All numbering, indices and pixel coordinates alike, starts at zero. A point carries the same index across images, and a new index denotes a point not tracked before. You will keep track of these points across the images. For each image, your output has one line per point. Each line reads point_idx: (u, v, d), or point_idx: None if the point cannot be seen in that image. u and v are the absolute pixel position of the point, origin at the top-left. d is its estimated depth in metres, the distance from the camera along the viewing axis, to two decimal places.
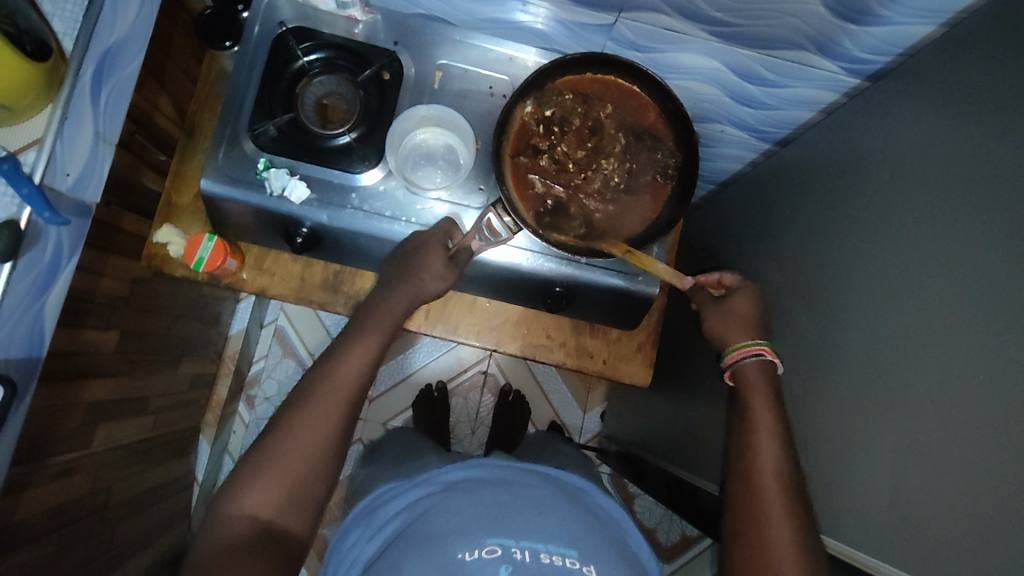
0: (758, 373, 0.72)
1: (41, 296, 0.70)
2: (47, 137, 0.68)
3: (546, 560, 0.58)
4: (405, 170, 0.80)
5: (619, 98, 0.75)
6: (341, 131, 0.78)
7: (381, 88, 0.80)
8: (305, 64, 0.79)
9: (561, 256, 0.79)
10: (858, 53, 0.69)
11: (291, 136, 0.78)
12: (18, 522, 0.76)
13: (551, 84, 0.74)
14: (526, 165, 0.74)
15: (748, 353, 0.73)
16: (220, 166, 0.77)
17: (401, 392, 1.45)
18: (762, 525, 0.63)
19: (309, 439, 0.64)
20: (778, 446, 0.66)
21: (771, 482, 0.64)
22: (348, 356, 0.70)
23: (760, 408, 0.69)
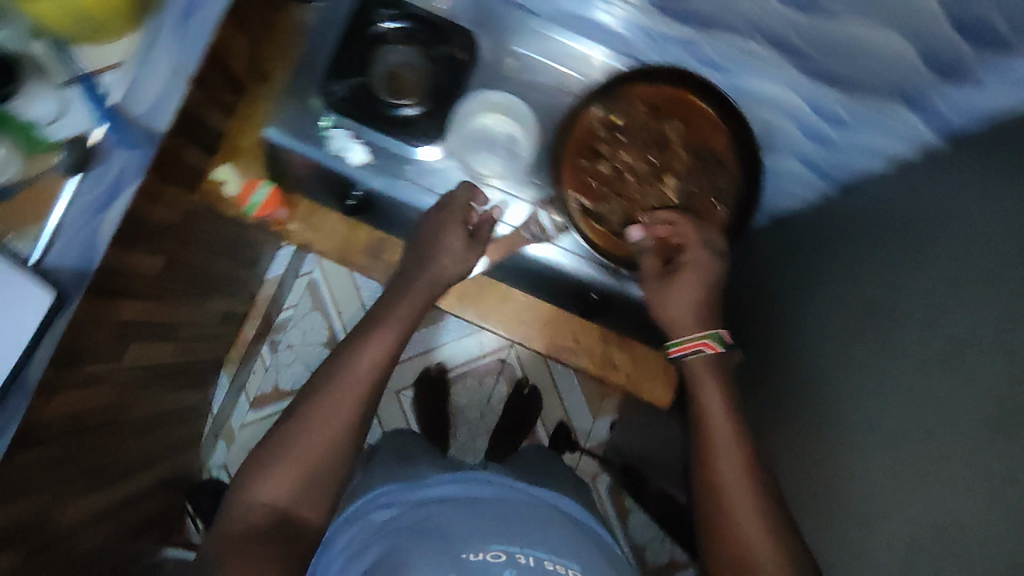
0: (706, 369, 0.69)
1: (99, 214, 0.70)
2: (128, 62, 0.70)
3: (548, 566, 0.68)
4: (465, 152, 0.82)
5: (689, 117, 0.74)
6: (407, 104, 0.78)
7: (455, 67, 0.79)
8: (383, 31, 0.78)
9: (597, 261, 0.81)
10: (947, 112, 0.67)
11: (359, 100, 0.77)
12: (56, 423, 0.83)
13: (624, 92, 0.74)
14: (586, 168, 0.73)
15: (693, 349, 0.68)
16: None
17: (421, 365, 1.47)
18: (735, 532, 0.61)
19: (331, 418, 0.68)
20: (745, 465, 0.64)
21: (744, 484, 0.63)
22: (370, 335, 0.73)
23: (708, 392, 0.68)
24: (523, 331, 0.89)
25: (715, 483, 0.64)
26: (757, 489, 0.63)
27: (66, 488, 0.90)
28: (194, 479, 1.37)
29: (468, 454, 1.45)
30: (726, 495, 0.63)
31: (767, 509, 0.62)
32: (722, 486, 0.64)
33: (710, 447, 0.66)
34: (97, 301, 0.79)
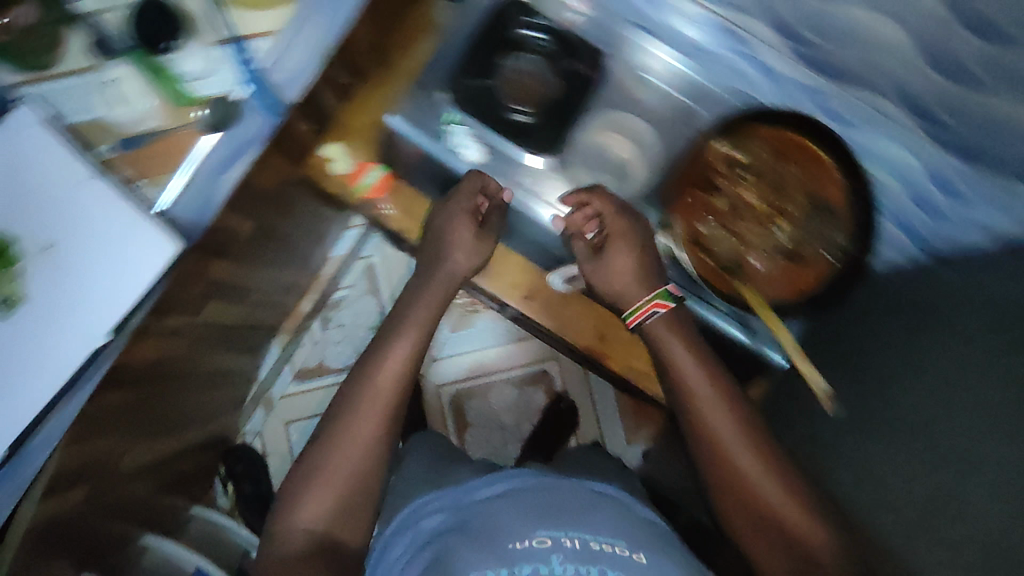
0: (668, 328, 0.71)
1: (225, 171, 0.70)
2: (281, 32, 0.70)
3: (595, 547, 0.66)
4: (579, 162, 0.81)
5: (809, 164, 0.73)
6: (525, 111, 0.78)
7: (574, 82, 0.79)
8: (520, 39, 0.80)
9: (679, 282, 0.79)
10: None
11: (483, 99, 0.79)
12: (140, 375, 0.84)
13: (752, 130, 0.74)
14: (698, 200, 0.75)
15: (647, 314, 0.71)
16: (412, 108, 0.79)
17: (464, 364, 1.48)
18: (758, 501, 0.63)
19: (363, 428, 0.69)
20: (732, 415, 0.66)
21: (751, 456, 0.64)
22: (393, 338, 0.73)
23: (680, 358, 0.69)
24: (599, 349, 0.87)
25: (710, 441, 0.66)
26: (748, 434, 0.66)
27: (131, 433, 0.92)
28: (230, 442, 1.38)
29: (499, 460, 1.46)
30: (738, 470, 0.64)
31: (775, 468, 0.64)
32: (732, 460, 0.65)
33: (709, 425, 0.67)
34: (198, 257, 0.80)
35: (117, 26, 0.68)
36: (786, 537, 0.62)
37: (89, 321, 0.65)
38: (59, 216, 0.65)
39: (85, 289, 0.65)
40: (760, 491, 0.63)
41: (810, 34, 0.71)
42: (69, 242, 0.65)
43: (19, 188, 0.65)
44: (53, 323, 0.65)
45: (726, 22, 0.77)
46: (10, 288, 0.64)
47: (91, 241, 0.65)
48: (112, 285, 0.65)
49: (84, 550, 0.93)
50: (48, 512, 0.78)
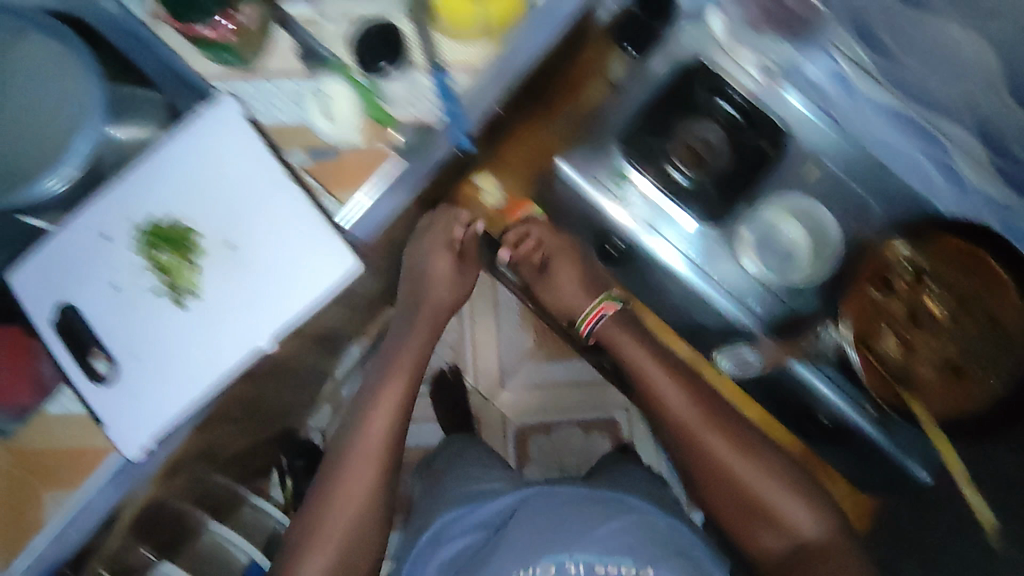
0: (619, 326, 0.79)
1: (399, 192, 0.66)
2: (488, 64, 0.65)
3: (600, 569, 0.71)
4: (747, 238, 0.80)
5: (993, 284, 0.65)
6: (687, 172, 0.79)
7: (760, 158, 0.78)
8: (712, 105, 0.78)
9: (818, 362, 0.79)
10: None
11: (656, 158, 0.79)
12: (265, 375, 0.83)
13: (937, 237, 0.70)
14: (875, 298, 0.73)
15: (596, 319, 0.79)
16: (590, 159, 0.83)
17: (534, 394, 1.45)
18: (761, 502, 0.72)
19: (351, 492, 0.73)
20: (713, 429, 0.73)
21: (749, 470, 0.73)
22: (386, 387, 0.77)
23: (663, 387, 0.76)
24: None
25: (705, 462, 0.73)
26: (733, 439, 0.74)
27: (239, 426, 0.90)
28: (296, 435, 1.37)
29: None
30: (736, 480, 0.73)
31: (766, 470, 0.74)
32: (730, 474, 0.73)
33: (694, 440, 0.74)
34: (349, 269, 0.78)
35: (334, 40, 0.65)
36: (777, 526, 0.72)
37: (254, 328, 0.61)
38: (250, 218, 0.63)
39: (258, 296, 0.62)
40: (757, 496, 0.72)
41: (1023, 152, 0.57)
42: (253, 244, 0.63)
43: (218, 181, 0.63)
44: (217, 319, 0.62)
45: (910, 118, 0.68)
46: (191, 277, 0.62)
47: (276, 249, 0.63)
48: (285, 297, 0.62)
49: (166, 536, 0.92)
50: (158, 498, 0.76)
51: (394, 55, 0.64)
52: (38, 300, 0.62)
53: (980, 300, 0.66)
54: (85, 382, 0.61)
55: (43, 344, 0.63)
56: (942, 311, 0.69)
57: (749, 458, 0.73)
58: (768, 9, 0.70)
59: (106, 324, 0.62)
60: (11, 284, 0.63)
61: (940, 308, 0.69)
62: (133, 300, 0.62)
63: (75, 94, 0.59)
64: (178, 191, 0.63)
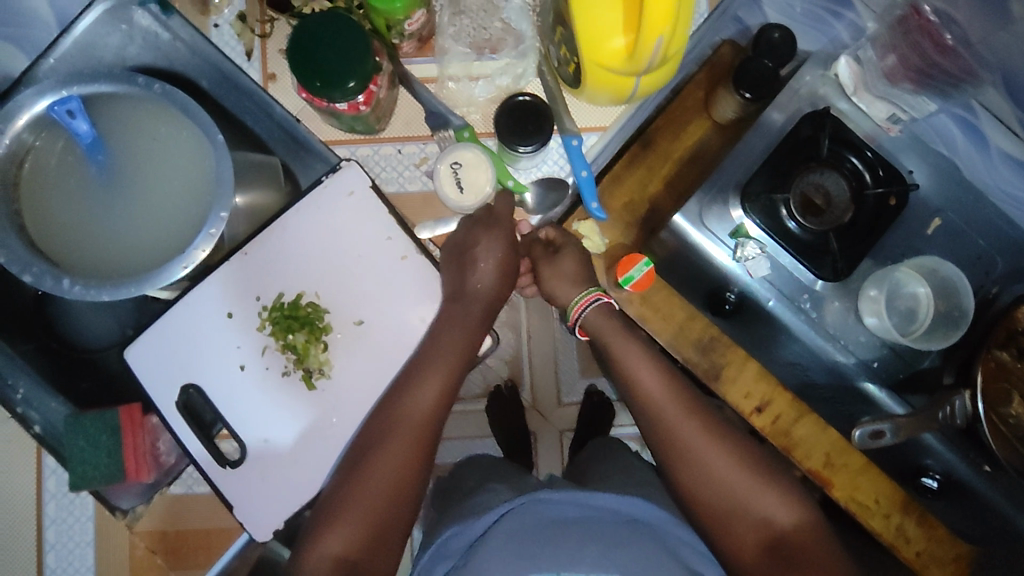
0: (605, 314, 0.68)
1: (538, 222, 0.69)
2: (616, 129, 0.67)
3: None
4: (869, 297, 0.74)
5: None
6: (795, 217, 0.72)
7: (881, 211, 0.73)
8: (826, 155, 0.73)
9: (944, 430, 0.75)
10: None
11: (773, 211, 0.72)
12: None
13: None
14: (1003, 360, 0.70)
15: (590, 302, 0.67)
16: (701, 204, 0.76)
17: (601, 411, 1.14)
18: (736, 505, 0.60)
19: (378, 473, 0.54)
20: (690, 415, 0.62)
21: (716, 454, 0.61)
22: (440, 356, 0.58)
23: (629, 358, 0.65)
24: (822, 474, 0.81)
25: (691, 465, 0.61)
26: (700, 416, 0.63)
27: None
28: None
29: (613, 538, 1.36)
30: (708, 477, 0.60)
31: (735, 455, 0.61)
32: (696, 461, 0.61)
33: (679, 432, 0.62)
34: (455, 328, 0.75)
35: (457, 101, 0.66)
36: (779, 547, 0.58)
37: None
38: (375, 294, 0.61)
39: (386, 374, 0.60)
40: (737, 486, 0.60)
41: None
42: (382, 321, 0.61)
43: (345, 255, 0.61)
44: (342, 406, 0.59)
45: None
46: (318, 356, 0.59)
47: (400, 331, 0.60)
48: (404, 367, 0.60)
49: None
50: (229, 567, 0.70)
51: (529, 132, 0.60)
52: (160, 382, 0.59)
53: None
54: (214, 465, 0.58)
55: (162, 420, 0.60)
56: None
57: (665, 413, 0.63)
58: (912, 62, 0.66)
59: (229, 405, 0.59)
60: (126, 358, 0.60)
61: None
62: (260, 380, 0.59)
63: (197, 165, 0.57)
64: (305, 265, 0.60)
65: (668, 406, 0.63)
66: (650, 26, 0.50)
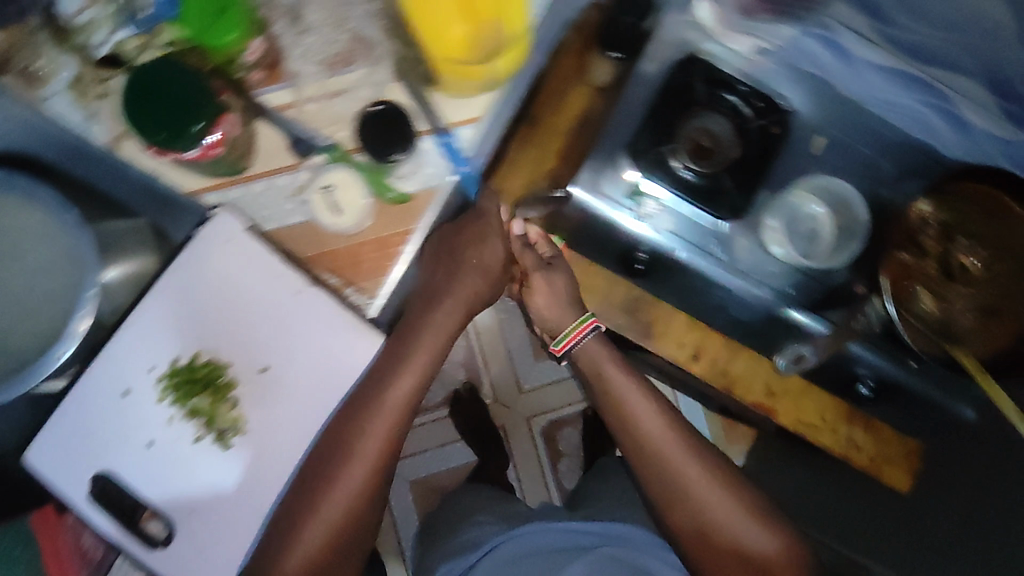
0: (595, 343, 0.75)
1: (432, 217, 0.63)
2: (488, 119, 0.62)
3: None
4: (771, 227, 0.76)
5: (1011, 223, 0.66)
6: (688, 165, 0.75)
7: (765, 139, 0.75)
8: (704, 97, 0.75)
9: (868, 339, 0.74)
10: None
11: (661, 161, 0.75)
12: None
13: (957, 183, 0.68)
14: (907, 261, 0.73)
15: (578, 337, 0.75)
16: (594, 173, 0.77)
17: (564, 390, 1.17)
18: (721, 533, 0.62)
19: (328, 514, 0.57)
20: (684, 451, 0.65)
21: (709, 489, 0.64)
22: (386, 390, 0.59)
23: (626, 395, 0.70)
24: (768, 404, 0.85)
25: (680, 495, 0.64)
26: (694, 451, 0.66)
27: None
28: None
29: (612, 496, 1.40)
30: (701, 510, 0.63)
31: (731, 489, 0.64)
32: (689, 495, 0.64)
33: (672, 467, 0.65)
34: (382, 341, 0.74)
35: (321, 121, 0.62)
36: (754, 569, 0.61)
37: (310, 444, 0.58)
38: (270, 335, 0.58)
39: (305, 415, 0.57)
40: (721, 515, 0.63)
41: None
42: (287, 362, 0.58)
43: (233, 305, 0.58)
44: (263, 458, 0.57)
45: (918, 79, 0.61)
46: (228, 414, 0.57)
47: (307, 367, 0.58)
48: (319, 404, 0.58)
49: None
50: None
51: (401, 140, 0.60)
52: (67, 477, 0.56)
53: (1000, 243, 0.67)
54: (141, 548, 0.56)
55: (85, 521, 0.58)
56: (972, 261, 0.69)
57: (658, 449, 0.66)
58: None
59: (145, 484, 0.56)
60: (27, 462, 0.57)
61: (971, 259, 0.69)
62: (172, 452, 0.57)
63: (52, 247, 0.54)
64: (195, 324, 0.57)
65: (655, 439, 0.67)
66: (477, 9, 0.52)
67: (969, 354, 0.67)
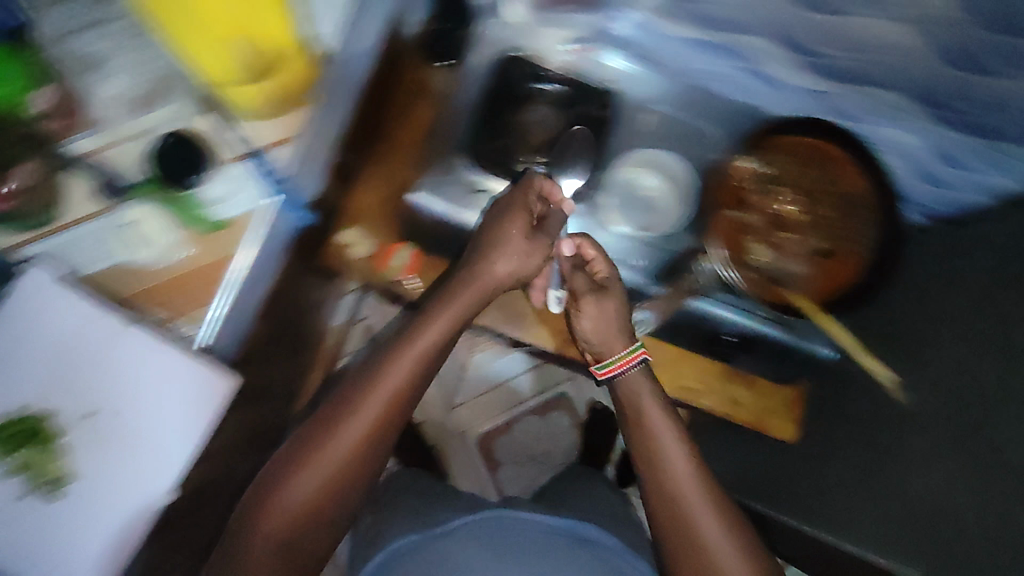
0: (639, 381, 0.74)
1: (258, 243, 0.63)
2: (301, 134, 0.64)
3: None
4: (608, 206, 0.80)
5: (827, 165, 0.75)
6: (536, 162, 0.79)
7: (594, 124, 0.80)
8: (530, 90, 0.79)
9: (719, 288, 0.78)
10: None
11: (501, 158, 0.79)
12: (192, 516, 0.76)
13: (776, 140, 0.75)
14: (738, 218, 0.77)
15: (633, 364, 0.74)
16: (438, 179, 0.80)
17: (489, 402, 1.34)
18: None
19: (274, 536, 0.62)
20: (708, 505, 0.68)
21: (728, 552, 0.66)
22: (338, 434, 0.63)
23: (662, 437, 0.71)
24: None
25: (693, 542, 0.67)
26: (722, 515, 0.68)
27: None
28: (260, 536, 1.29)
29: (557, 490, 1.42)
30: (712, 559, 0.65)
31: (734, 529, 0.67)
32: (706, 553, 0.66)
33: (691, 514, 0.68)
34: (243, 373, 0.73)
35: (129, 160, 0.61)
36: None
37: (146, 484, 0.59)
38: (91, 382, 0.59)
39: (132, 453, 0.59)
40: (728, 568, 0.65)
41: (812, 41, 0.68)
42: (114, 406, 0.59)
43: (55, 352, 0.58)
44: (102, 495, 0.58)
45: (715, 44, 0.75)
46: (56, 465, 0.57)
47: (131, 405, 0.59)
48: (149, 437, 0.59)
49: None
50: None
51: (192, 163, 0.60)
52: None
53: (812, 185, 0.76)
54: None
55: None
56: (791, 207, 0.77)
57: (688, 505, 0.68)
58: None
59: None
60: None
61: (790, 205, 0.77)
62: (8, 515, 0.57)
63: None
64: (30, 379, 0.58)
65: (680, 493, 0.69)
66: (221, 33, 0.51)
67: (802, 297, 0.74)
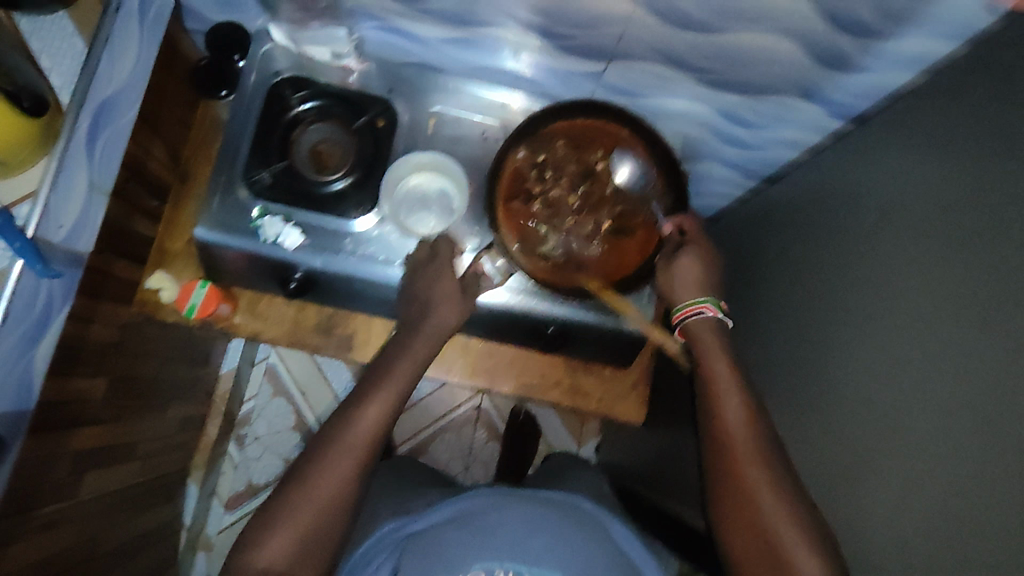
0: (707, 330, 0.69)
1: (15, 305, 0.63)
2: (41, 189, 0.64)
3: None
4: (399, 214, 0.77)
5: (607, 144, 0.75)
6: (336, 176, 0.77)
7: (376, 135, 0.79)
8: (299, 113, 0.78)
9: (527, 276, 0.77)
10: (876, 66, 0.64)
11: (285, 182, 0.77)
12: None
13: (546, 129, 0.74)
14: (520, 210, 0.73)
15: (693, 312, 0.69)
16: (215, 214, 0.75)
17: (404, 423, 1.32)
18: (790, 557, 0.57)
19: (300, 520, 0.59)
20: (765, 467, 0.60)
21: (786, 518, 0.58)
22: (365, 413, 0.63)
23: (717, 387, 0.65)
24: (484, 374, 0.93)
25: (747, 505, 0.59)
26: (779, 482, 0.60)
27: None
28: None
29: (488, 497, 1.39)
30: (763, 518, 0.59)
31: (790, 494, 0.59)
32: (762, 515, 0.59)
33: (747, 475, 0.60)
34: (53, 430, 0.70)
35: None
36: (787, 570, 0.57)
37: None
38: None
39: None
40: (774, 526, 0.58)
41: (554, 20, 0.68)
42: None
43: None
44: None
45: (466, 39, 0.75)
46: None
47: None
48: None
49: None
50: None
51: None
52: None
53: (586, 167, 0.75)
54: None
55: None
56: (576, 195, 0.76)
57: (753, 466, 0.60)
58: None
59: None
60: None
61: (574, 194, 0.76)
62: None
63: None
64: None
65: (735, 453, 0.62)
66: None
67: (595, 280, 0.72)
